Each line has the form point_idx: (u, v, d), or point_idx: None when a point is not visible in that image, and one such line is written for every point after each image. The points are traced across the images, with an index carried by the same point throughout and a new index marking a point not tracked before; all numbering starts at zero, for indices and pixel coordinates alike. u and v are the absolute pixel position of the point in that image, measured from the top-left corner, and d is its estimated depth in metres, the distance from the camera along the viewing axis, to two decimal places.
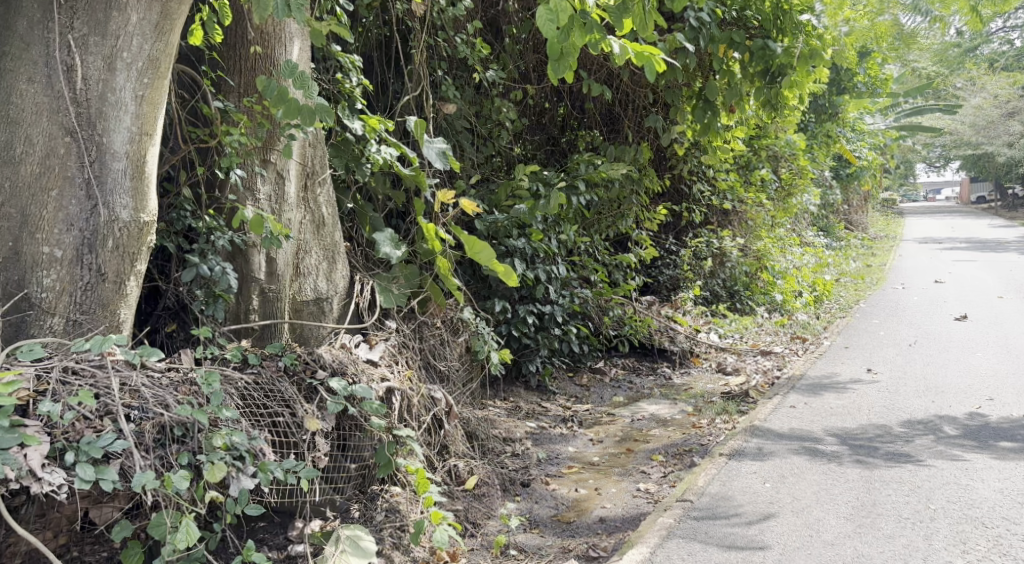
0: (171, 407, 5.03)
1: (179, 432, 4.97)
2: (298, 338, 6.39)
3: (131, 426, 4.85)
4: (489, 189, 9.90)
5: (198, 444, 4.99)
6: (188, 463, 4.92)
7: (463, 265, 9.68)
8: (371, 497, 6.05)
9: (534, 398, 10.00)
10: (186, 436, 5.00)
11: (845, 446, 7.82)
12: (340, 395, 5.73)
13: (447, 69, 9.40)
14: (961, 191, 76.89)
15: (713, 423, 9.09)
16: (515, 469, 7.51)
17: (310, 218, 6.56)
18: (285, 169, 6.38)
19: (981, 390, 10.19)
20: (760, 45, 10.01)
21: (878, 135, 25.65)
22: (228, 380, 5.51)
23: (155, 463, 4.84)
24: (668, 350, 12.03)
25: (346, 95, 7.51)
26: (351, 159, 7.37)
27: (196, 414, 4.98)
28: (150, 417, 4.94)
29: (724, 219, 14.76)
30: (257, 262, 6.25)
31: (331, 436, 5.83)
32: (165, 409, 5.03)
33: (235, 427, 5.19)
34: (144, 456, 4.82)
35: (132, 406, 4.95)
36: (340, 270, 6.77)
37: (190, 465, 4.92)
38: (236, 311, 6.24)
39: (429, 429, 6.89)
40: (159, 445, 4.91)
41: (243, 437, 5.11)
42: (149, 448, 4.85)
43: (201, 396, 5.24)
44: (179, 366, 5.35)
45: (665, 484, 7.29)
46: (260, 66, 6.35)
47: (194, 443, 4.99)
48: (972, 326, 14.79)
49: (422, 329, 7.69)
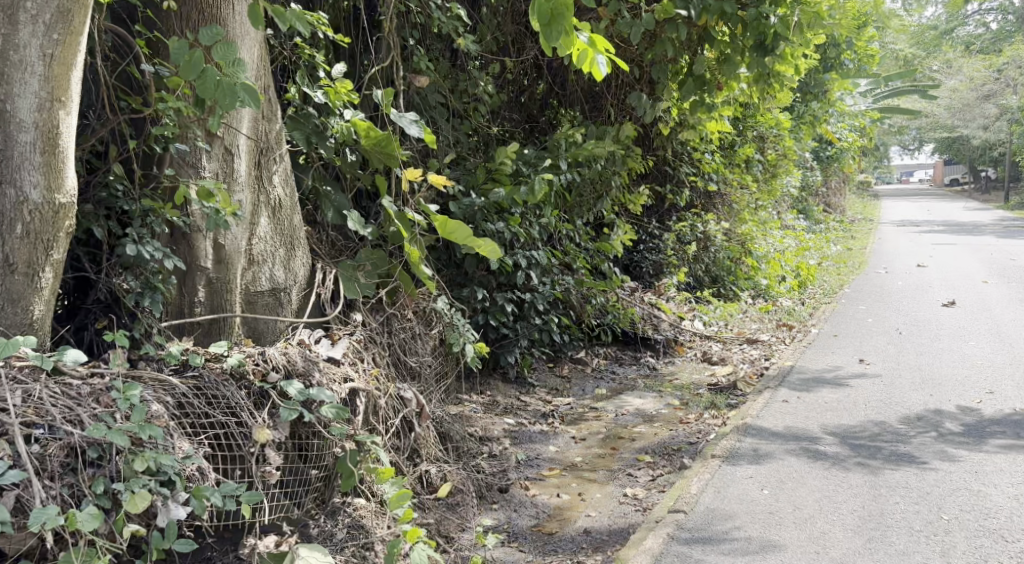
0: (84, 425, 4.39)
1: (93, 454, 4.34)
2: (250, 333, 5.83)
3: (34, 448, 4.24)
4: (465, 169, 9.29)
5: (116, 469, 4.36)
6: (104, 491, 4.30)
7: (438, 250, 9.05)
8: (332, 511, 5.40)
9: (512, 391, 9.43)
10: (102, 460, 4.36)
11: (846, 446, 7.27)
12: (296, 400, 5.11)
13: (419, 38, 8.76)
14: (935, 174, 76.95)
15: (702, 419, 8.54)
16: (493, 473, 6.92)
17: (265, 200, 5.97)
18: (234, 143, 5.75)
19: (979, 382, 9.66)
20: (754, 14, 9.36)
21: (859, 116, 25.21)
22: (162, 388, 4.87)
23: (62, 493, 4.23)
24: (652, 339, 11.52)
25: (306, 63, 6.94)
26: (313, 133, 6.74)
27: (110, 436, 4.31)
28: (59, 438, 4.32)
29: (708, 202, 14.22)
30: (203, 249, 5.64)
31: (286, 445, 5.19)
32: (78, 427, 4.40)
33: (163, 448, 4.53)
34: (48, 485, 4.20)
35: (36, 424, 4.33)
36: (300, 258, 6.22)
37: (107, 493, 4.30)
38: (179, 303, 5.64)
39: (396, 432, 6.27)
40: (70, 470, 4.29)
41: (173, 460, 4.46)
42: (55, 475, 4.23)
43: (122, 411, 4.55)
44: (102, 371, 4.72)
45: (654, 489, 6.72)
46: (203, 25, 5.66)
47: (112, 467, 4.35)
48: (961, 312, 14.32)
49: (392, 323, 7.04)
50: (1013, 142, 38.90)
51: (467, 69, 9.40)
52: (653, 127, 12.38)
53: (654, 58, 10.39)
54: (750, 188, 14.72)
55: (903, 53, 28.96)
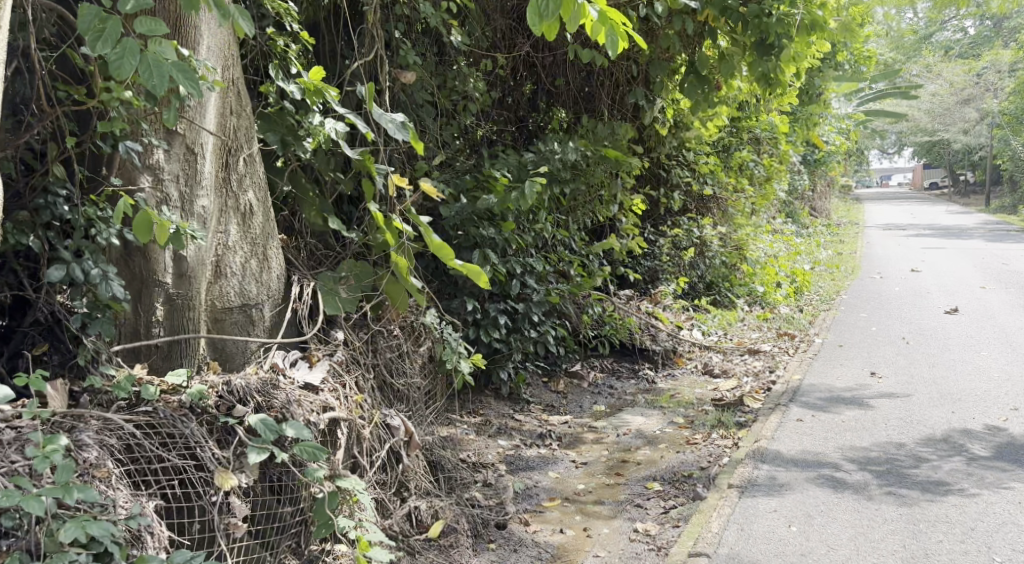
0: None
1: (8, 524, 3.68)
2: (217, 356, 5.21)
3: None
4: (455, 172, 8.63)
5: (35, 540, 3.71)
6: None
7: (424, 260, 8.39)
8: (309, 560, 4.74)
9: (505, 410, 8.77)
10: (19, 530, 3.71)
11: (871, 472, 6.62)
12: (266, 439, 4.43)
13: (404, 31, 8.10)
14: (914, 177, 76.81)
15: (710, 440, 7.90)
16: (489, 506, 6.24)
17: (234, 206, 5.34)
18: (197, 141, 5.08)
19: (1000, 396, 9.06)
20: (756, 11, 8.80)
21: (846, 118, 24.76)
22: (106, 428, 4.23)
23: None
24: (649, 350, 10.86)
25: (281, 54, 6.39)
26: (288, 132, 6.11)
27: (22, 502, 3.66)
28: None
29: (704, 206, 13.59)
30: (162, 261, 4.99)
31: (256, 489, 4.54)
32: None
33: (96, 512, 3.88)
34: None
35: None
36: (275, 270, 5.58)
37: None
38: (134, 325, 4.99)
39: (382, 465, 5.62)
40: None
41: (107, 526, 3.78)
42: None
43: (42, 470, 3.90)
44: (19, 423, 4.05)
45: (668, 523, 6.07)
46: (160, 8, 4.99)
47: (29, 538, 3.70)
48: (965, 320, 13.76)
49: (378, 340, 6.37)
50: (996, 146, 38.69)
51: (455, 66, 8.69)
52: (647, 128, 11.74)
53: (652, 55, 9.84)
54: (746, 192, 14.12)
55: (888, 55, 28.55)
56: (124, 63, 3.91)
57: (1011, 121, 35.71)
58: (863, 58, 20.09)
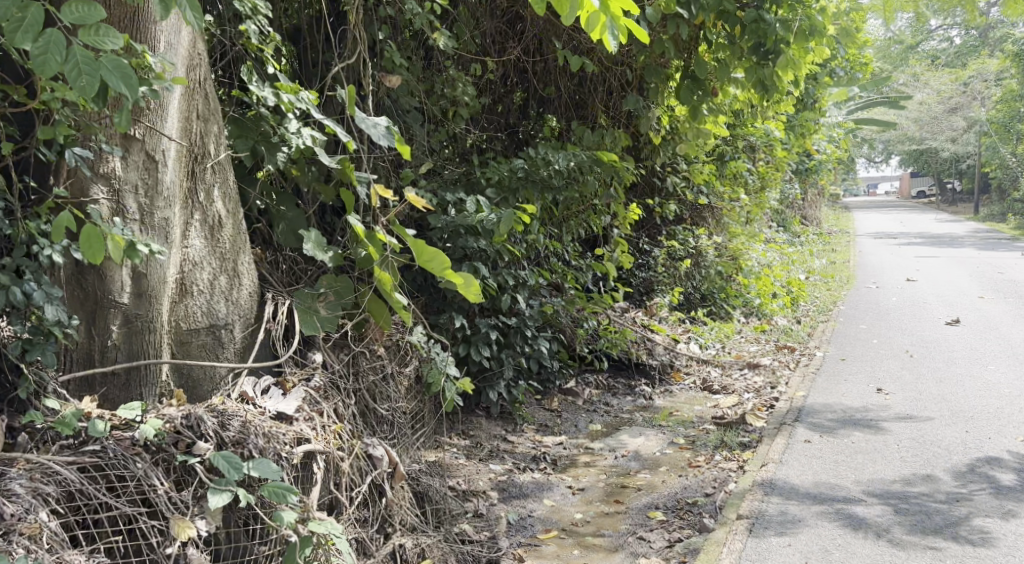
0: None
1: None
2: (183, 383, 4.80)
3: None
4: (442, 180, 8.19)
5: None
6: None
7: (410, 273, 7.93)
8: None
9: (497, 430, 8.30)
10: None
11: (892, 505, 6.20)
12: (228, 479, 4.19)
13: (389, 34, 7.66)
14: (900, 186, 76.79)
15: (714, 463, 7.46)
16: (481, 542, 5.80)
17: (200, 219, 4.94)
18: (157, 148, 4.66)
19: (1013, 414, 8.66)
20: (754, 16, 8.38)
21: (836, 127, 24.40)
22: (44, 474, 4.01)
23: None
24: (646, 365, 10.41)
25: (256, 55, 5.99)
26: (261, 140, 5.65)
27: None
28: None
29: (700, 215, 13.16)
30: (118, 280, 4.56)
31: (218, 535, 4.32)
32: None
33: None
34: None
35: None
36: (246, 287, 5.18)
37: None
38: (87, 350, 4.54)
39: (364, 500, 5.17)
40: None
41: None
42: None
43: None
44: None
45: (674, 560, 5.65)
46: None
47: None
48: (967, 332, 13.37)
49: (359, 362, 5.92)
50: (984, 155, 38.49)
51: (443, 71, 8.25)
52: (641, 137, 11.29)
53: (648, 61, 9.41)
54: (741, 201, 13.70)
55: (878, 62, 28.22)
56: (48, 60, 3.53)
57: (997, 130, 35.47)
58: (856, 65, 19.70)
